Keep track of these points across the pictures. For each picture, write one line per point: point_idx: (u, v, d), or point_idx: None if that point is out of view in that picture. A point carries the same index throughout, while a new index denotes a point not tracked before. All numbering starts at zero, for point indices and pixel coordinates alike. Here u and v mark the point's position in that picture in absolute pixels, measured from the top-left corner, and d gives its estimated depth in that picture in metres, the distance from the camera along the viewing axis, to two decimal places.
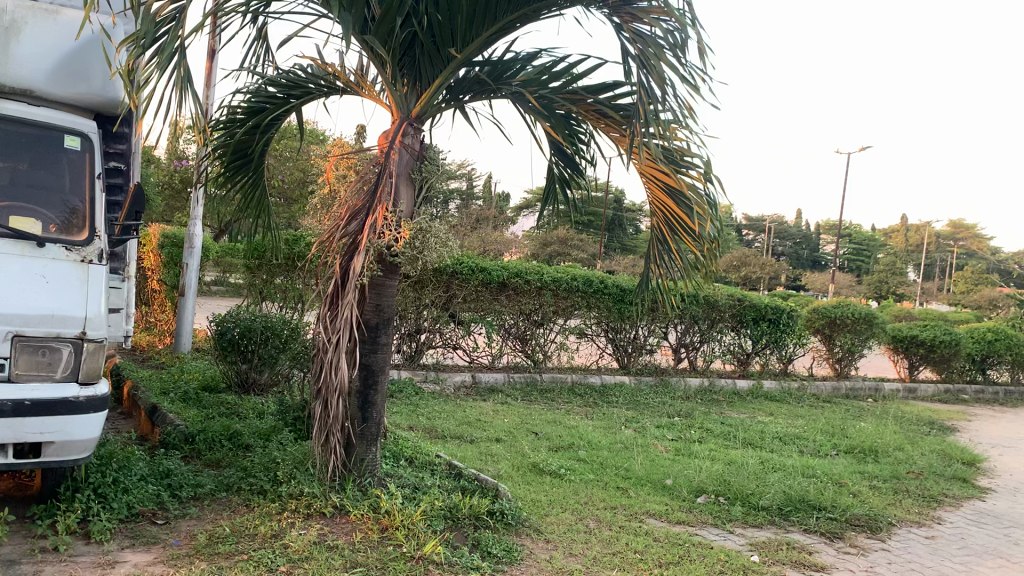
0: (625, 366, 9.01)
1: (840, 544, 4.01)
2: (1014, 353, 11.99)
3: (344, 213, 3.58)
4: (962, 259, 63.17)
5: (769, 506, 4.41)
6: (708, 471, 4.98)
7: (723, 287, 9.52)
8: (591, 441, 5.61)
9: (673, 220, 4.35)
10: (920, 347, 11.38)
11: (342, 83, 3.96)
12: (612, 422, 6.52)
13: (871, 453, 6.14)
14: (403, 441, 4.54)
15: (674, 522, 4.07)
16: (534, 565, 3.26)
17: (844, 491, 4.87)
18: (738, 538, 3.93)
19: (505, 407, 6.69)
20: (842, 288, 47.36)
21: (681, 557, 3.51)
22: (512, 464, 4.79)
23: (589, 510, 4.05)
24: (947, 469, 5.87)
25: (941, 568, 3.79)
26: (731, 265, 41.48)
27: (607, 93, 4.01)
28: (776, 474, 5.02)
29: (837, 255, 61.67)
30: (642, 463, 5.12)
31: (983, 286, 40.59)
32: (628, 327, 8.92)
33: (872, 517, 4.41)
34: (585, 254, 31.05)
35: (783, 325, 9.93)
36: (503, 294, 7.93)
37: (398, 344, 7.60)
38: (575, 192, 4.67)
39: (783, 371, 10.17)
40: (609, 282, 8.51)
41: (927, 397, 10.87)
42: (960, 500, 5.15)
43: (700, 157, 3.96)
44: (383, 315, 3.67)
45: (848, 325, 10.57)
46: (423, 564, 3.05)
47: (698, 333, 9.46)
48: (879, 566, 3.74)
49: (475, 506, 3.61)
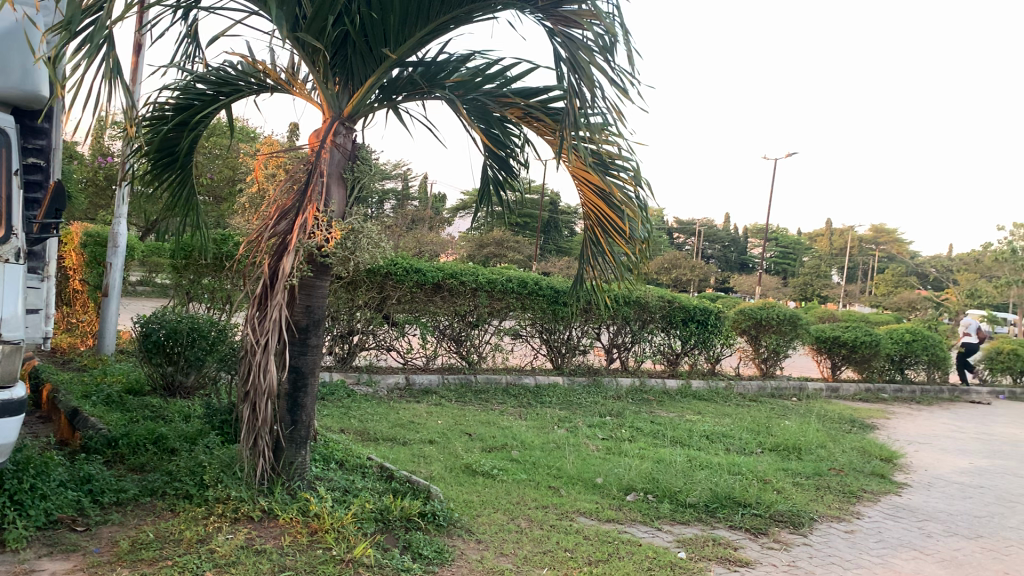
0: (559, 367, 9.09)
1: (764, 539, 4.12)
2: (930, 353, 12.48)
3: (273, 212, 3.53)
4: (884, 262, 65.38)
5: (696, 503, 4.51)
6: (637, 469, 5.06)
7: (655, 289, 9.66)
8: (523, 442, 5.63)
9: (604, 222, 4.39)
10: (842, 347, 11.74)
11: (273, 80, 3.90)
12: (545, 422, 6.57)
13: (794, 450, 6.32)
14: (333, 443, 4.49)
15: (604, 519, 4.12)
16: (465, 566, 3.27)
17: (768, 487, 5.00)
18: (665, 535, 4.00)
19: (439, 408, 6.68)
20: (769, 290, 48.54)
21: (610, 555, 3.55)
22: (445, 465, 4.79)
23: (520, 510, 4.07)
24: (866, 465, 6.08)
25: (860, 561, 3.93)
26: (663, 267, 42.23)
27: (540, 97, 4.04)
28: (703, 472, 5.13)
29: (764, 258, 63.24)
30: (573, 462, 5.17)
31: (902, 288, 42.08)
32: (562, 328, 8.98)
33: (795, 512, 4.54)
34: (521, 256, 31.23)
35: (711, 326, 10.14)
36: (437, 295, 7.89)
37: (330, 346, 7.52)
38: (509, 193, 4.67)
39: (711, 371, 10.39)
40: (544, 283, 8.56)
41: (849, 396, 11.23)
42: (878, 495, 5.35)
43: (630, 160, 4.02)
44: (313, 317, 3.63)
45: (773, 326, 10.85)
46: (353, 566, 3.03)
47: (629, 334, 9.58)
48: (801, 560, 3.85)
49: (406, 508, 3.59)
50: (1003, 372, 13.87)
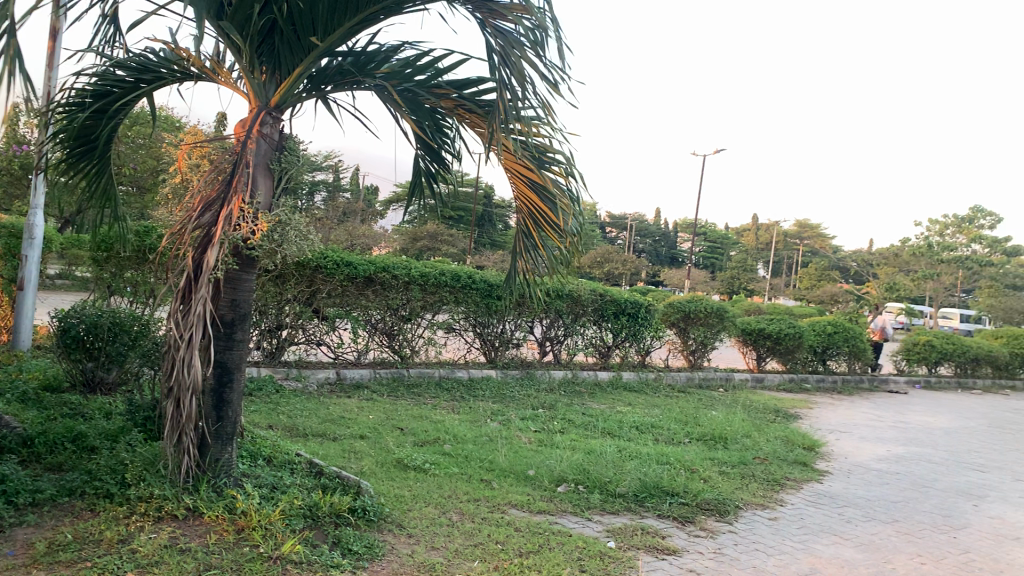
0: (492, 360, 9.09)
1: (691, 527, 4.21)
2: (851, 344, 12.87)
3: (197, 204, 3.44)
4: (808, 257, 67.22)
5: (625, 493, 4.57)
6: (568, 461, 5.10)
7: (587, 283, 9.75)
8: (456, 435, 5.62)
9: (536, 215, 4.40)
10: (767, 339, 12.03)
11: (196, 68, 3.80)
12: (478, 415, 6.56)
13: (720, 440, 6.46)
14: (261, 440, 4.40)
15: (535, 511, 4.14)
16: (396, 560, 3.25)
17: (696, 476, 5.11)
18: (595, 525, 4.04)
19: (371, 403, 6.62)
20: (697, 284, 49.45)
21: (541, 546, 3.58)
22: (376, 460, 4.75)
23: (452, 504, 4.07)
24: (789, 454, 6.25)
25: (782, 546, 4.04)
26: (595, 261, 42.65)
27: (471, 89, 4.04)
28: (633, 462, 5.21)
29: (694, 253, 64.40)
30: (506, 455, 5.18)
31: (825, 282, 43.31)
32: (495, 322, 8.99)
33: (720, 501, 4.65)
34: (455, 250, 31.15)
35: (641, 319, 10.29)
36: (369, 289, 7.81)
37: (257, 341, 7.38)
38: (442, 186, 4.64)
39: (641, 363, 10.54)
40: (477, 277, 8.55)
41: (774, 386, 11.52)
42: (800, 482, 5.51)
43: (562, 153, 4.05)
44: (239, 311, 3.56)
45: (701, 319, 11.07)
46: (281, 564, 2.99)
47: (562, 327, 9.64)
48: (726, 547, 3.94)
49: (336, 504, 3.55)
50: (919, 362, 14.38)
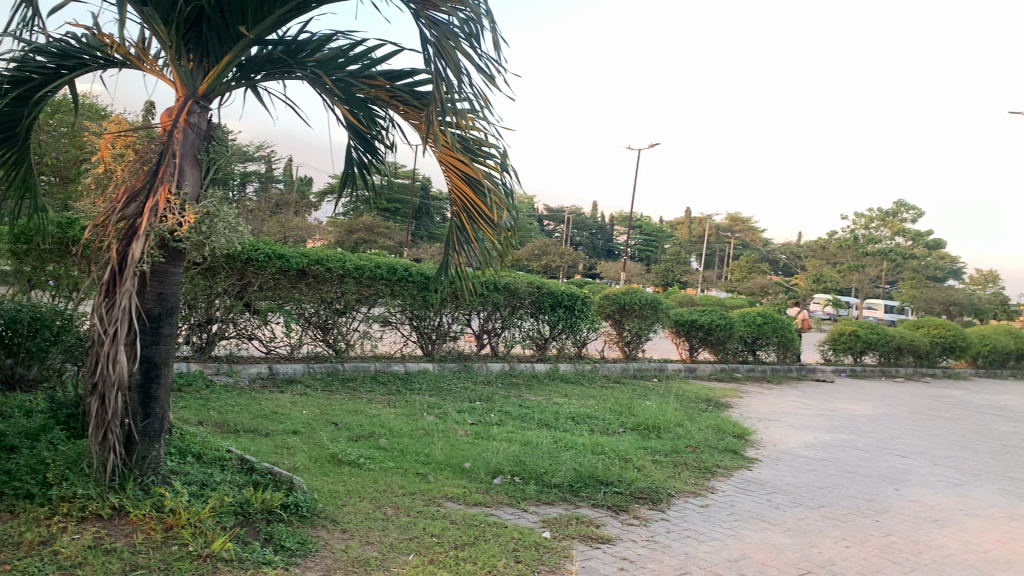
0: (429, 354, 9.05)
1: (625, 516, 4.26)
2: (779, 334, 13.20)
3: (121, 194, 3.34)
4: (740, 250, 68.66)
5: (561, 483, 4.61)
6: (504, 453, 5.12)
7: (523, 276, 9.79)
8: (392, 429, 5.58)
9: (470, 208, 4.39)
10: (699, 330, 12.27)
11: (121, 55, 3.70)
12: (414, 408, 6.54)
13: (654, 429, 6.56)
14: (190, 436, 4.29)
15: (471, 503, 4.15)
16: (330, 555, 3.23)
17: (629, 465, 5.18)
18: (530, 516, 4.07)
19: (304, 398, 6.53)
20: (633, 276, 50.03)
21: (476, 538, 3.58)
22: (310, 455, 4.69)
23: (387, 498, 4.04)
24: (721, 442, 6.38)
25: (713, 533, 4.13)
26: (532, 253, 42.88)
27: (405, 79, 4.00)
28: (569, 453, 5.25)
29: (629, 246, 65.15)
30: (442, 448, 5.17)
31: (756, 274, 44.27)
32: (432, 315, 8.96)
33: (653, 489, 4.73)
34: (391, 242, 30.96)
35: (577, 311, 10.39)
36: (302, 282, 7.69)
37: (186, 335, 7.20)
38: (375, 176, 4.59)
39: (578, 355, 10.64)
40: (413, 270, 8.51)
41: (706, 376, 11.75)
42: (731, 470, 5.63)
43: (496, 147, 4.05)
44: (166, 305, 3.47)
45: (636, 311, 11.23)
46: (210, 562, 2.94)
47: (499, 320, 9.65)
48: (659, 535, 4.01)
49: (268, 500, 3.50)
50: (845, 352, 14.82)
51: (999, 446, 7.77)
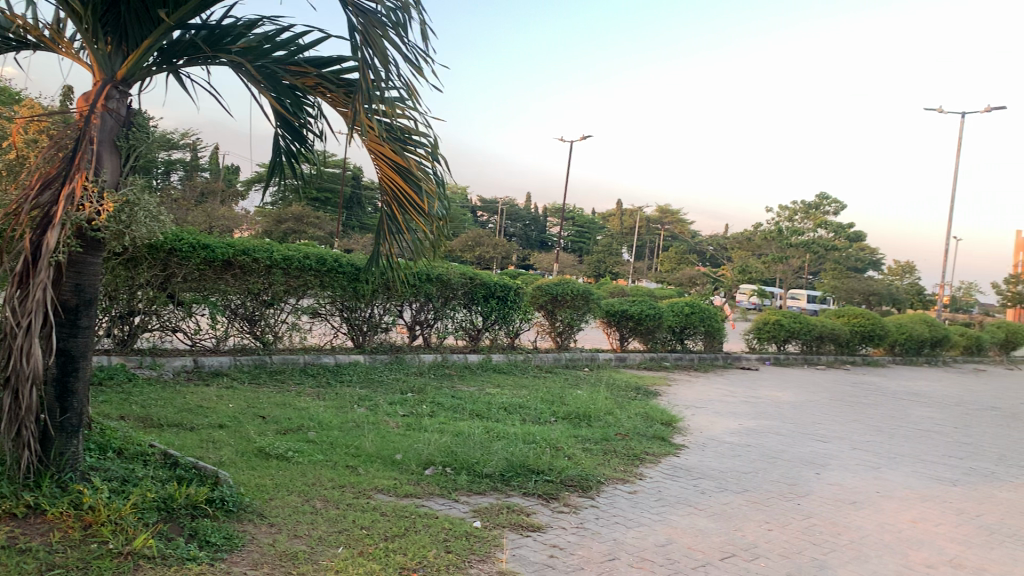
0: (360, 345, 8.96)
1: (555, 504, 4.31)
2: (706, 324, 13.47)
3: (34, 181, 3.21)
4: (669, 241, 69.78)
5: (492, 472, 4.63)
6: (436, 444, 5.11)
7: (456, 266, 9.77)
8: (321, 422, 5.52)
9: (401, 198, 4.36)
10: (630, 319, 12.43)
11: (34, 38, 3.56)
12: (344, 401, 6.47)
13: (585, 418, 6.64)
14: (111, 431, 4.16)
15: (402, 495, 4.13)
16: (256, 550, 3.18)
17: (560, 454, 5.23)
18: (461, 506, 4.07)
19: (231, 391, 6.40)
20: (565, 267, 50.38)
21: (407, 529, 3.57)
22: (236, 449, 4.61)
23: (316, 491, 4.00)
24: (649, 429, 6.49)
25: (641, 518, 4.20)
26: (465, 244, 42.84)
27: (332, 67, 3.95)
28: (500, 443, 5.27)
29: (562, 237, 65.58)
30: (372, 440, 5.13)
31: (684, 265, 45.04)
32: (363, 306, 8.87)
33: (583, 476, 4.79)
34: (321, 233, 30.55)
35: (510, 301, 10.43)
36: (228, 273, 7.52)
37: (107, 328, 6.99)
38: (304, 165, 4.52)
39: (511, 345, 10.68)
40: (343, 261, 8.41)
41: (635, 365, 11.92)
42: (659, 457, 5.73)
43: (427, 136, 4.03)
44: (83, 297, 3.36)
45: (568, 301, 11.32)
46: (132, 560, 2.87)
47: (432, 311, 9.61)
48: (588, 522, 4.06)
49: (192, 495, 3.42)
50: (769, 340, 15.21)
51: (913, 430, 8.09)
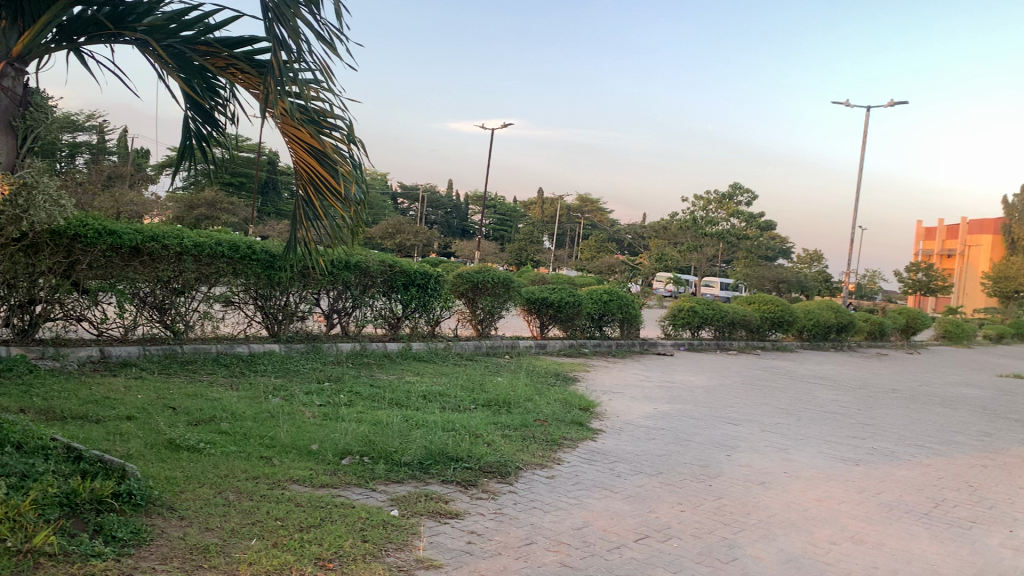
0: (275, 334, 8.79)
1: (473, 491, 4.32)
2: (624, 312, 13.68)
3: None
4: (589, 229, 70.57)
5: (410, 461, 4.60)
6: (353, 433, 5.06)
7: (375, 253, 9.67)
8: (234, 413, 5.40)
9: (318, 183, 4.28)
10: (549, 307, 12.53)
11: None
12: (259, 391, 6.35)
13: (504, 405, 6.67)
14: (9, 424, 3.97)
15: (318, 485, 4.08)
16: (166, 544, 3.09)
17: (479, 441, 5.25)
18: (379, 495, 4.05)
19: (139, 382, 6.21)
20: (486, 255, 50.41)
21: (322, 519, 3.53)
22: (145, 441, 4.46)
23: (229, 482, 3.91)
24: (567, 415, 6.56)
25: (558, 503, 4.25)
26: (385, 231, 42.44)
27: (245, 48, 3.84)
28: (418, 431, 5.25)
29: (482, 225, 65.59)
30: (287, 430, 5.04)
31: (603, 253, 45.62)
32: (278, 294, 8.70)
33: (501, 463, 4.82)
34: (235, 219, 29.81)
35: (429, 289, 10.40)
36: (136, 260, 7.26)
37: (6, 317, 6.67)
38: (215, 149, 4.39)
39: (431, 333, 10.64)
40: (257, 247, 8.23)
41: (555, 352, 12.03)
42: (576, 442, 5.80)
43: (343, 119, 3.96)
44: None
45: (488, 289, 11.34)
46: (32, 557, 2.76)
47: (349, 299, 9.47)
48: (505, 508, 4.09)
49: (97, 489, 3.30)
50: (684, 327, 15.55)
51: (820, 412, 8.39)
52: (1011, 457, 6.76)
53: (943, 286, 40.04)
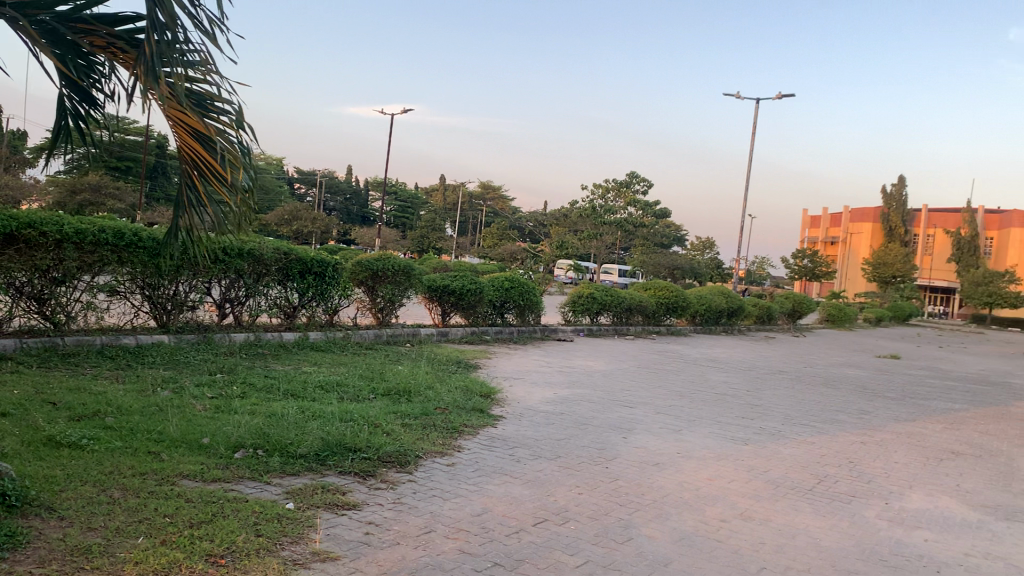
0: (164, 325, 8.48)
1: (372, 481, 4.28)
2: (524, 299, 13.78)
3: None
4: (491, 217, 70.69)
5: (307, 453, 4.52)
6: (247, 426, 4.93)
7: (269, 241, 9.43)
8: (119, 407, 5.18)
9: (204, 171, 4.10)
10: (451, 295, 12.50)
11: None
12: (146, 384, 6.11)
13: (404, 394, 6.63)
14: None
15: (209, 480, 3.96)
16: (46, 546, 2.95)
17: (379, 431, 5.20)
18: (274, 489, 3.96)
19: (15, 376, 5.88)
20: (387, 242, 49.85)
21: (214, 515, 3.43)
22: (22, 439, 4.23)
23: (114, 480, 3.75)
24: (468, 402, 6.57)
25: (458, 490, 4.26)
26: (281, 217, 41.48)
27: (126, 26, 3.64)
28: (315, 422, 5.17)
29: (383, 212, 64.85)
30: (177, 425, 4.87)
31: (505, 241, 45.77)
32: (166, 283, 8.37)
33: (400, 452, 4.78)
34: (122, 205, 28.55)
35: (326, 278, 10.22)
36: (11, 248, 6.85)
37: None
38: (93, 130, 4.17)
39: (329, 323, 10.47)
40: (143, 234, 7.90)
41: (456, 339, 12.03)
42: (477, 429, 5.82)
43: (231, 104, 3.83)
44: None
45: (388, 277, 11.22)
46: None
47: (242, 288, 9.20)
48: (404, 497, 4.06)
49: None
50: (584, 313, 15.78)
51: (712, 394, 8.66)
52: (888, 433, 7.15)
53: (826, 272, 41.93)
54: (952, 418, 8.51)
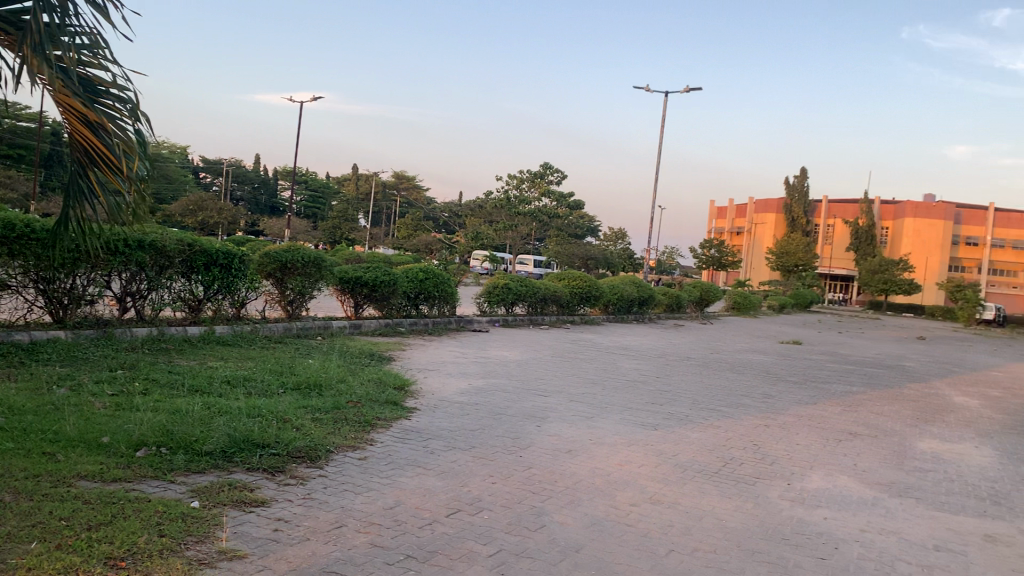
0: (60, 320, 8.12)
1: (281, 477, 4.20)
2: (439, 290, 13.73)
3: None
4: (405, 207, 70.07)
5: (213, 450, 4.40)
6: (149, 424, 4.76)
7: (171, 232, 9.11)
8: (10, 407, 4.93)
9: (95, 160, 3.94)
10: (364, 287, 12.34)
11: None
12: (41, 382, 5.83)
13: (315, 387, 6.53)
14: None
15: (108, 480, 3.81)
16: None
17: (288, 426, 5.10)
18: (178, 488, 3.85)
19: None
20: (298, 233, 48.87)
21: (114, 516, 3.30)
22: None
23: (4, 483, 3.57)
24: (381, 395, 6.51)
25: (370, 483, 4.22)
26: (185, 208, 40.18)
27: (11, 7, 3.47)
28: (221, 419, 5.03)
29: (294, 202, 63.53)
30: (73, 424, 4.66)
31: (418, 231, 45.41)
32: (62, 277, 8.00)
33: (311, 447, 4.71)
34: (14, 195, 27.16)
35: (233, 270, 9.95)
36: None
37: None
38: None
39: (236, 316, 10.21)
40: (36, 225, 7.53)
41: (369, 332, 11.90)
42: (390, 421, 5.77)
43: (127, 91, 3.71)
44: None
45: (298, 268, 11.01)
46: None
47: (144, 280, 8.87)
48: (315, 492, 4.00)
49: None
50: (498, 303, 15.81)
51: (623, 381, 8.80)
52: (790, 416, 7.41)
53: (733, 261, 43.08)
54: (850, 400, 8.87)
